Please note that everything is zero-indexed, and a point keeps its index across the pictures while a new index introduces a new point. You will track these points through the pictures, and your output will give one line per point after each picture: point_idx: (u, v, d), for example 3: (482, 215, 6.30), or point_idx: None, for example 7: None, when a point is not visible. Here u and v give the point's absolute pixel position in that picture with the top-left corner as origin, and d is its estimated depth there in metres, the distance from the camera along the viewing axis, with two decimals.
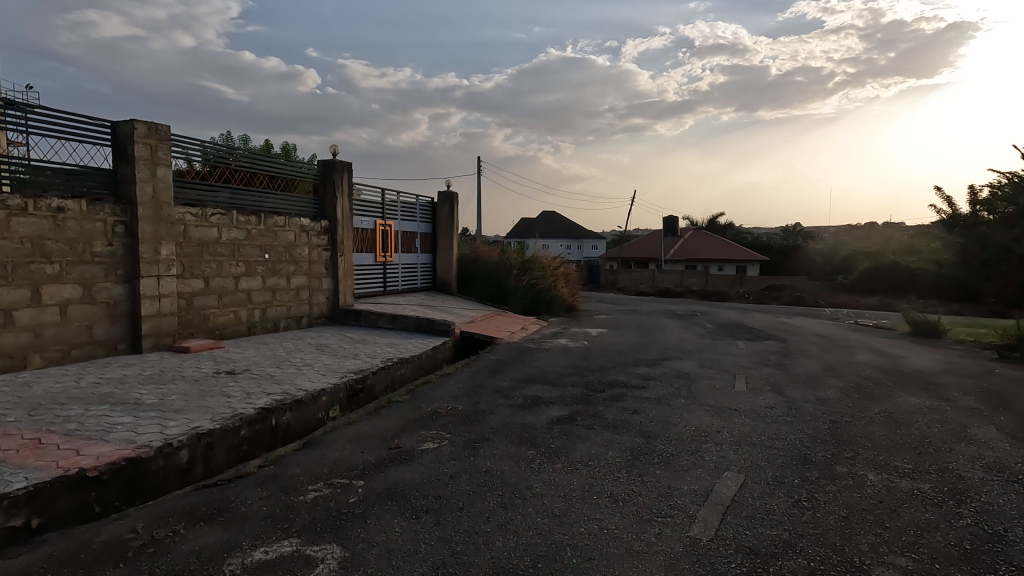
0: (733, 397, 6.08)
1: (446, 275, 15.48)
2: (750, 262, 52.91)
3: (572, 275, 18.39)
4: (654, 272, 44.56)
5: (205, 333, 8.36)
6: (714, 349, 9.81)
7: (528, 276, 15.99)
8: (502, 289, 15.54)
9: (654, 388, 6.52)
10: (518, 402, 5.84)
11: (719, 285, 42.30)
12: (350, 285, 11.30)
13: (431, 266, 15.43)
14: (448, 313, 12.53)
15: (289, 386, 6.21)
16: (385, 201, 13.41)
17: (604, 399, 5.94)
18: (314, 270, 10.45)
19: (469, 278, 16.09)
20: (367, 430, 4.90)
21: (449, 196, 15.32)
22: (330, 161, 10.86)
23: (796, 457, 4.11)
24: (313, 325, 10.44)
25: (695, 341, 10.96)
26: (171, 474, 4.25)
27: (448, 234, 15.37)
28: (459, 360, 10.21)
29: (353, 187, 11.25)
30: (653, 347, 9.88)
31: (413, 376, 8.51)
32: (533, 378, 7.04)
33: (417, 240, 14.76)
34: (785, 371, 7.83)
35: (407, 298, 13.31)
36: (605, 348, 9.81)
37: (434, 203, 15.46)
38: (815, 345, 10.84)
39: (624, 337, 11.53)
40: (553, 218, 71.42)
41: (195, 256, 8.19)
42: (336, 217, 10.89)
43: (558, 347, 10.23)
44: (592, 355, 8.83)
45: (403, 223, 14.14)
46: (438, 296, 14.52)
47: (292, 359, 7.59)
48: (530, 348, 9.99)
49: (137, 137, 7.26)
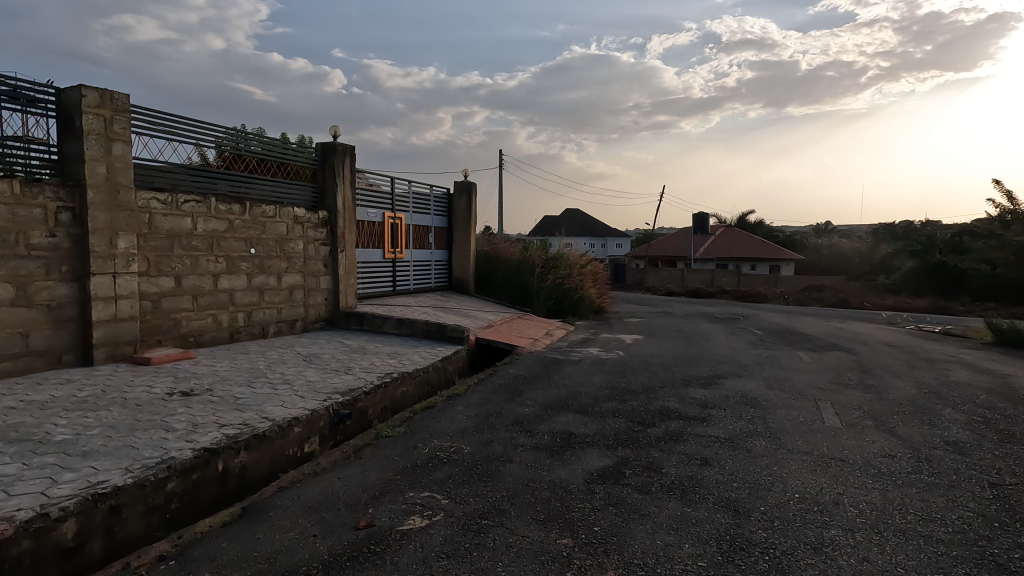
0: (830, 438, 4.57)
1: (463, 274, 14.13)
2: (784, 261, 50.47)
3: (600, 274, 16.89)
4: (683, 271, 42.62)
5: (176, 341, 7.13)
6: (778, 363, 8.24)
7: (553, 274, 14.55)
8: (525, 289, 14.13)
9: (719, 422, 5.03)
10: (543, 442, 4.42)
11: (753, 285, 40.16)
12: (352, 284, 10.02)
13: (446, 263, 14.09)
14: (463, 316, 11.18)
15: (252, 414, 4.90)
16: (395, 191, 12.11)
17: (658, 440, 4.49)
18: (310, 267, 9.18)
19: (489, 277, 14.71)
20: (336, 489, 3.55)
21: (467, 187, 13.96)
22: (330, 143, 9.58)
23: (986, 564, 2.62)
24: (309, 330, 9.18)
25: (748, 352, 9.38)
26: (44, 561, 2.95)
27: (466, 228, 14.01)
28: (474, 373, 8.83)
29: (357, 173, 9.96)
30: (703, 359, 8.34)
31: (417, 393, 7.16)
32: (562, 404, 5.61)
33: (431, 235, 13.44)
34: (879, 397, 6.24)
35: (419, 298, 12.00)
36: (644, 360, 8.32)
37: (451, 194, 14.11)
38: (894, 358, 9.17)
39: (665, 346, 9.99)
40: (576, 216, 69.65)
41: (163, 250, 6.97)
42: (337, 207, 9.61)
43: (589, 357, 8.78)
44: (632, 371, 7.37)
45: (415, 216, 12.83)
46: (453, 297, 13.17)
47: (270, 374, 6.31)
48: (556, 359, 8.55)
49: (86, 106, 6.05)
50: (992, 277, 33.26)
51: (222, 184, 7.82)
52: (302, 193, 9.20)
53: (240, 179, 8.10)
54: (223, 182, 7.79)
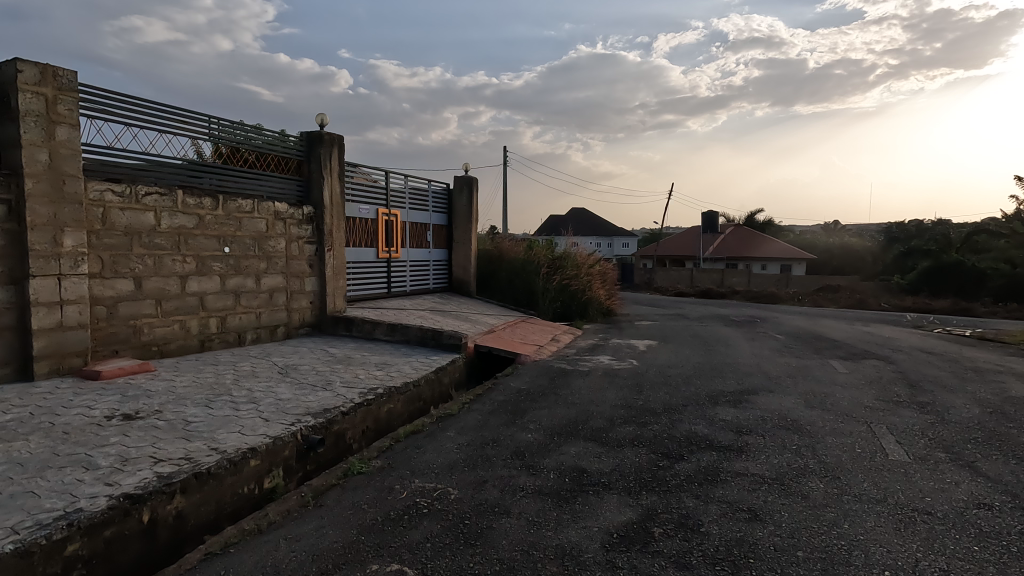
0: (903, 479, 3.70)
1: (463, 274, 13.31)
2: (796, 261, 49.36)
3: (608, 274, 16.04)
4: (692, 271, 41.61)
5: (134, 351, 6.35)
6: (812, 375, 7.35)
7: (560, 275, 13.71)
8: (529, 291, 13.30)
9: (761, 455, 4.17)
10: (548, 484, 3.59)
11: (764, 285, 39.13)
12: (340, 286, 9.22)
13: (445, 263, 13.27)
14: (462, 321, 10.35)
15: (199, 444, 4.09)
16: (389, 186, 11.32)
17: (689, 482, 3.65)
18: (293, 267, 8.39)
19: (491, 278, 13.87)
20: (280, 559, 2.73)
21: (468, 182, 13.13)
22: (316, 133, 8.79)
23: None
24: (292, 337, 8.38)
25: (775, 361, 8.50)
26: None
27: (467, 226, 13.19)
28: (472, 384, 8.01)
29: (346, 165, 9.16)
30: (727, 370, 7.48)
31: (407, 411, 6.35)
32: (570, 430, 4.78)
33: (429, 233, 12.62)
34: (940, 419, 5.36)
35: (415, 301, 11.18)
36: (662, 372, 7.45)
37: (451, 189, 13.29)
38: (938, 368, 8.26)
39: (682, 353, 9.11)
40: (583, 215, 68.69)
41: (120, 248, 6.19)
42: (324, 202, 8.82)
43: (600, 367, 7.92)
44: (649, 385, 6.52)
45: (411, 212, 12.03)
46: (453, 299, 12.35)
47: (235, 391, 5.50)
48: (563, 370, 7.70)
49: (24, 83, 5.28)
50: (1013, 277, 32.11)
51: (189, 176, 7.03)
52: (284, 186, 8.40)
53: (212, 170, 7.31)
54: (190, 172, 6.99)
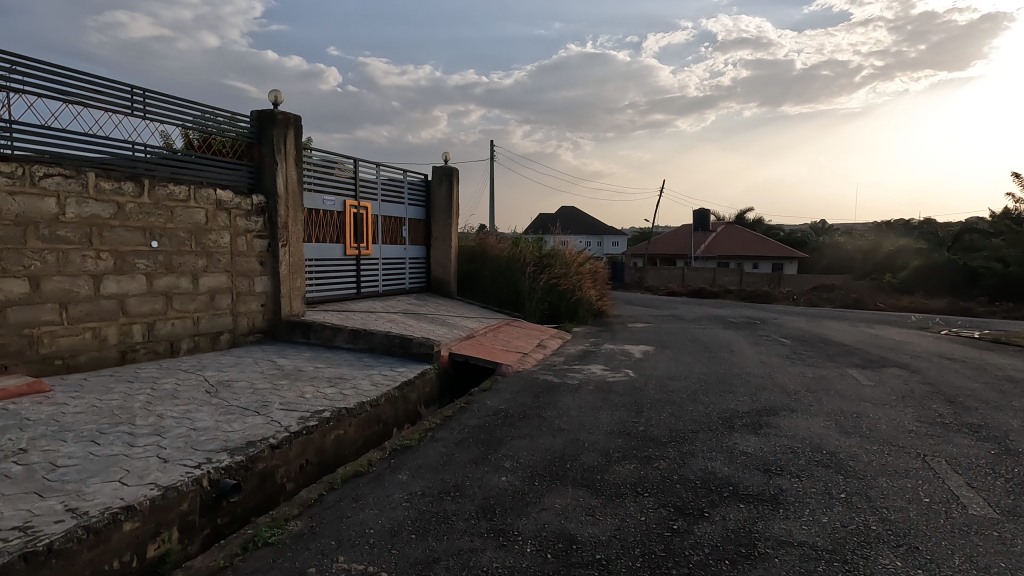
0: (1004, 552, 2.73)
1: (443, 273, 12.26)
2: (787, 260, 48.80)
3: (599, 273, 15.07)
4: (684, 270, 40.80)
5: (29, 367, 5.23)
6: (834, 388, 6.41)
7: (547, 275, 12.70)
8: (514, 291, 12.28)
9: (803, 510, 3.19)
10: (525, 568, 2.58)
11: (756, 284, 38.42)
12: (298, 287, 8.14)
13: (423, 261, 12.21)
14: (438, 325, 9.31)
15: (52, 504, 3.02)
16: (358, 175, 10.25)
17: (717, 560, 2.65)
18: (239, 265, 7.31)
19: (473, 277, 12.83)
20: None
21: (448, 173, 12.07)
22: (268, 112, 7.71)
23: None
24: (237, 345, 7.30)
25: (789, 370, 7.55)
26: None
27: (446, 221, 12.14)
28: (445, 399, 6.97)
29: (304, 149, 8.08)
30: (737, 384, 6.51)
31: (361, 436, 5.30)
32: (555, 471, 3.78)
33: (405, 228, 11.56)
34: (1005, 448, 4.41)
35: (387, 303, 10.12)
36: (662, 385, 6.47)
37: (429, 181, 12.22)
38: (970, 378, 7.36)
39: (683, 361, 8.13)
40: (572, 214, 67.76)
41: (9, 241, 5.08)
42: (277, 191, 7.74)
43: (591, 378, 6.92)
44: (649, 404, 5.53)
45: (384, 205, 10.96)
46: (430, 300, 11.30)
47: (139, 419, 4.40)
48: (549, 383, 6.70)
49: None
50: (1006, 275, 31.73)
51: (106, 156, 5.93)
52: (229, 171, 7.31)
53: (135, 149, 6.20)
54: (106, 151, 5.88)
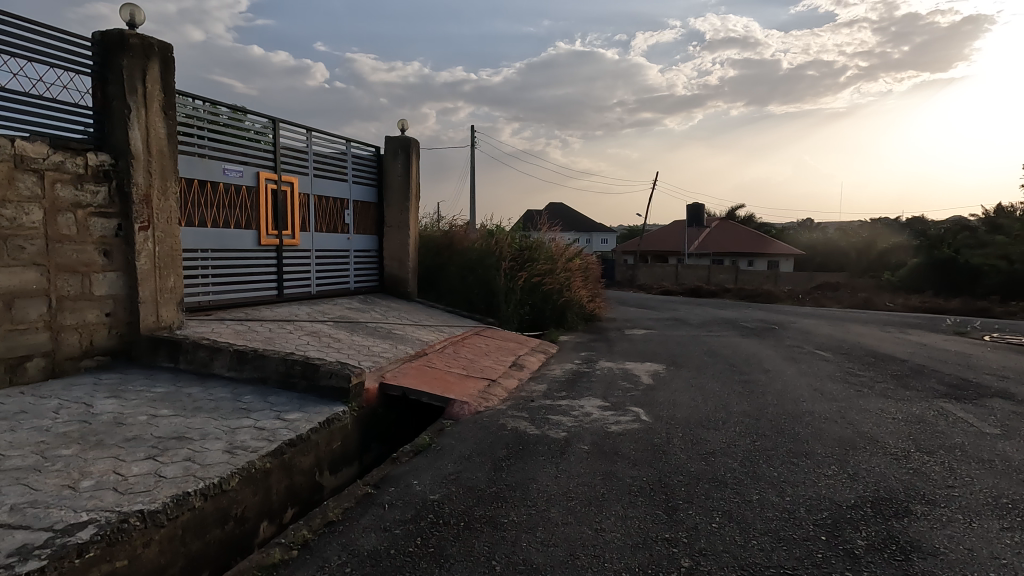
0: None
1: (399, 270, 9.88)
2: (783, 257, 46.97)
3: (589, 270, 12.83)
4: (677, 267, 38.70)
5: None
6: (955, 446, 4.17)
7: (527, 272, 10.37)
8: (487, 292, 9.93)
9: None
10: None
11: (752, 282, 36.44)
12: (170, 288, 5.74)
13: (374, 254, 9.84)
14: (379, 339, 6.95)
15: None
16: (281, 143, 7.92)
17: None
18: (60, 255, 4.91)
19: (437, 274, 10.45)
20: None
21: (404, 145, 9.71)
22: (115, 33, 5.30)
23: None
24: (61, 375, 4.91)
25: (862, 407, 5.31)
26: None
27: (402, 204, 9.77)
28: (356, 457, 4.66)
29: (175, 92, 5.69)
30: (807, 439, 4.24)
31: (177, 559, 2.95)
32: None
33: (349, 213, 9.21)
34: None
35: (317, 308, 7.76)
36: (694, 442, 4.16)
37: (381, 155, 9.86)
38: None
39: (710, 391, 5.85)
40: (560, 209, 65.42)
41: None
42: (130, 147, 5.34)
43: (585, 424, 4.62)
44: (684, 492, 3.24)
45: (318, 182, 8.60)
46: (379, 304, 8.95)
47: None
48: (520, 436, 4.37)
49: None
50: (1011, 274, 30.07)
51: None
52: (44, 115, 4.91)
53: None
54: None
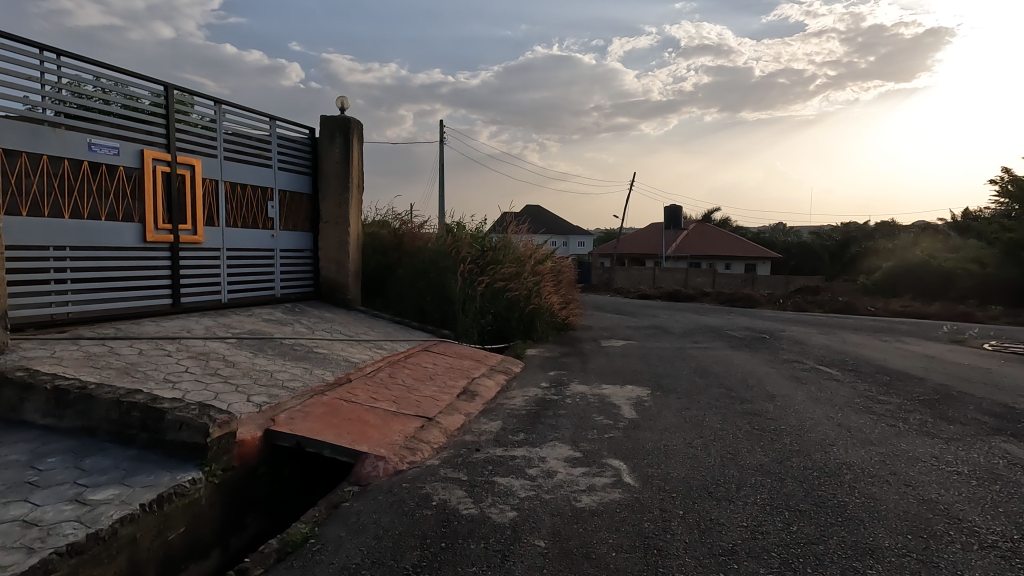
0: None
1: (337, 273, 8.39)
2: (759, 261, 46.56)
3: (563, 274, 11.50)
4: (654, 271, 37.77)
5: None
6: None
7: (490, 276, 8.96)
8: (441, 300, 8.47)
9: None
10: None
11: (729, 285, 35.72)
12: None
13: (307, 255, 8.34)
14: (291, 361, 5.46)
15: None
16: (177, 115, 6.38)
17: None
18: None
19: (384, 279, 8.97)
20: None
21: (343, 126, 8.25)
22: None
23: None
24: None
25: (911, 455, 4.03)
26: None
27: (341, 196, 8.29)
28: (208, 543, 3.23)
29: None
30: (863, 523, 2.91)
31: None
32: None
33: (274, 205, 7.69)
34: None
35: (222, 321, 6.24)
36: (702, 530, 2.81)
37: (316, 138, 8.38)
38: None
39: (711, 432, 4.51)
40: (536, 211, 64.31)
41: None
42: None
43: (544, 496, 3.24)
44: None
45: (232, 166, 7.07)
46: (308, 314, 7.45)
47: None
48: (448, 519, 2.96)
49: None
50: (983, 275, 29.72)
51: None
52: None
53: None
54: None
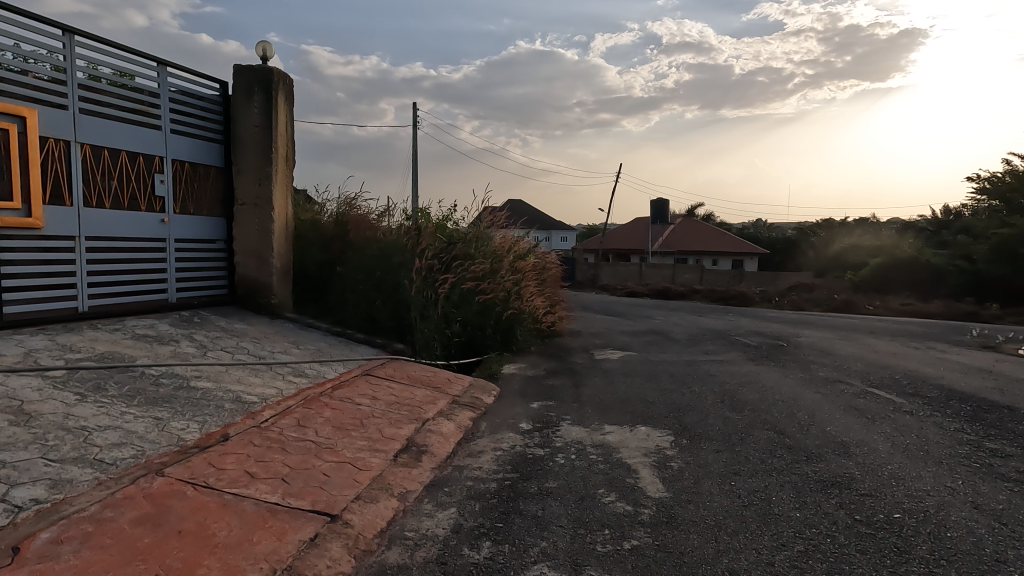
0: None
1: (257, 272, 6.49)
2: (746, 257, 45.44)
3: (546, 271, 9.74)
4: (640, 266, 36.29)
5: None
6: None
7: (457, 274, 7.13)
8: (393, 305, 6.62)
9: None
10: None
11: (717, 282, 34.38)
12: None
13: (217, 247, 6.43)
14: (138, 408, 3.58)
15: None
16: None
17: None
18: None
19: (323, 278, 7.07)
20: None
21: (265, 79, 6.36)
22: None
23: None
24: None
25: None
26: None
27: (261, 170, 6.39)
28: None
29: None
30: None
31: None
32: None
33: (163, 181, 5.78)
34: None
35: (59, 343, 4.32)
36: None
37: (230, 96, 6.47)
38: None
39: (795, 537, 2.76)
40: (518, 205, 62.52)
41: None
42: None
43: None
44: None
45: (95, 124, 5.13)
46: (209, 327, 5.55)
47: None
48: None
49: None
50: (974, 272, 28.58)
51: None
52: None
53: None
54: None
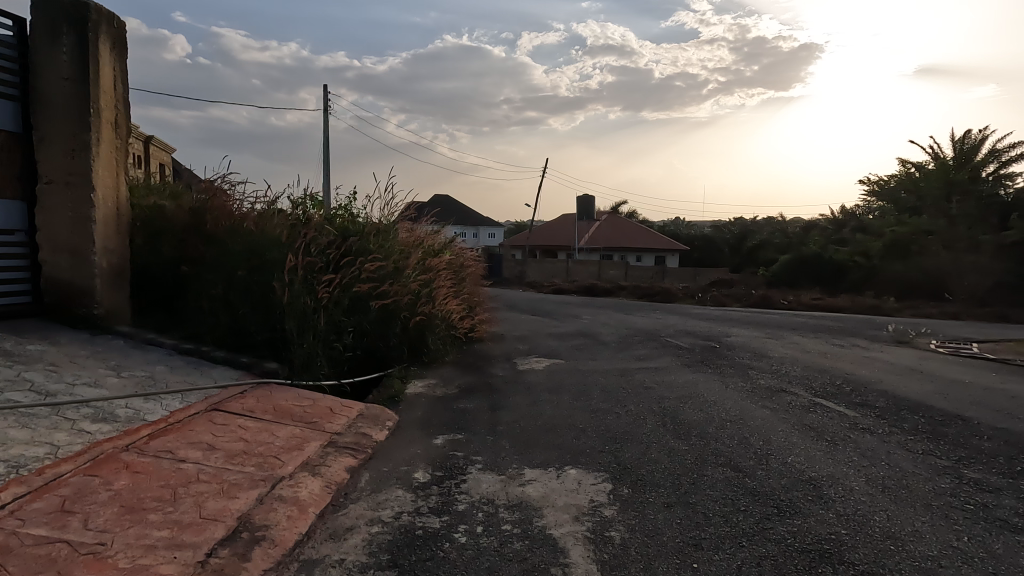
0: None
1: (72, 273, 4.90)
2: (668, 253, 46.56)
3: (463, 268, 8.61)
4: (566, 262, 35.99)
5: None
6: None
7: (349, 273, 5.84)
8: (264, 314, 5.24)
9: None
10: None
11: (642, 278, 34.73)
12: None
13: (11, 240, 4.79)
14: None
15: None
16: None
17: None
18: None
19: (173, 280, 5.56)
20: None
21: (79, 17, 4.80)
22: None
23: None
24: None
25: None
26: None
27: (75, 137, 4.81)
28: None
29: None
30: None
31: None
32: None
33: None
34: None
35: None
36: None
37: (30, 36, 4.84)
38: None
39: None
40: (443, 200, 60.92)
41: None
42: None
43: None
44: None
45: None
46: None
47: None
48: None
49: None
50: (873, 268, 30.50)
51: None
52: None
53: None
54: None
